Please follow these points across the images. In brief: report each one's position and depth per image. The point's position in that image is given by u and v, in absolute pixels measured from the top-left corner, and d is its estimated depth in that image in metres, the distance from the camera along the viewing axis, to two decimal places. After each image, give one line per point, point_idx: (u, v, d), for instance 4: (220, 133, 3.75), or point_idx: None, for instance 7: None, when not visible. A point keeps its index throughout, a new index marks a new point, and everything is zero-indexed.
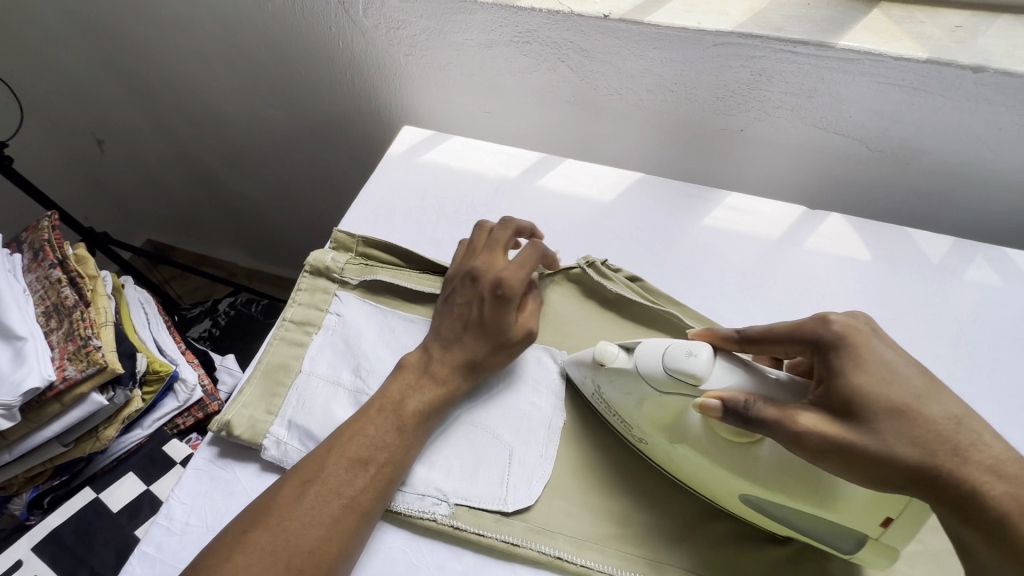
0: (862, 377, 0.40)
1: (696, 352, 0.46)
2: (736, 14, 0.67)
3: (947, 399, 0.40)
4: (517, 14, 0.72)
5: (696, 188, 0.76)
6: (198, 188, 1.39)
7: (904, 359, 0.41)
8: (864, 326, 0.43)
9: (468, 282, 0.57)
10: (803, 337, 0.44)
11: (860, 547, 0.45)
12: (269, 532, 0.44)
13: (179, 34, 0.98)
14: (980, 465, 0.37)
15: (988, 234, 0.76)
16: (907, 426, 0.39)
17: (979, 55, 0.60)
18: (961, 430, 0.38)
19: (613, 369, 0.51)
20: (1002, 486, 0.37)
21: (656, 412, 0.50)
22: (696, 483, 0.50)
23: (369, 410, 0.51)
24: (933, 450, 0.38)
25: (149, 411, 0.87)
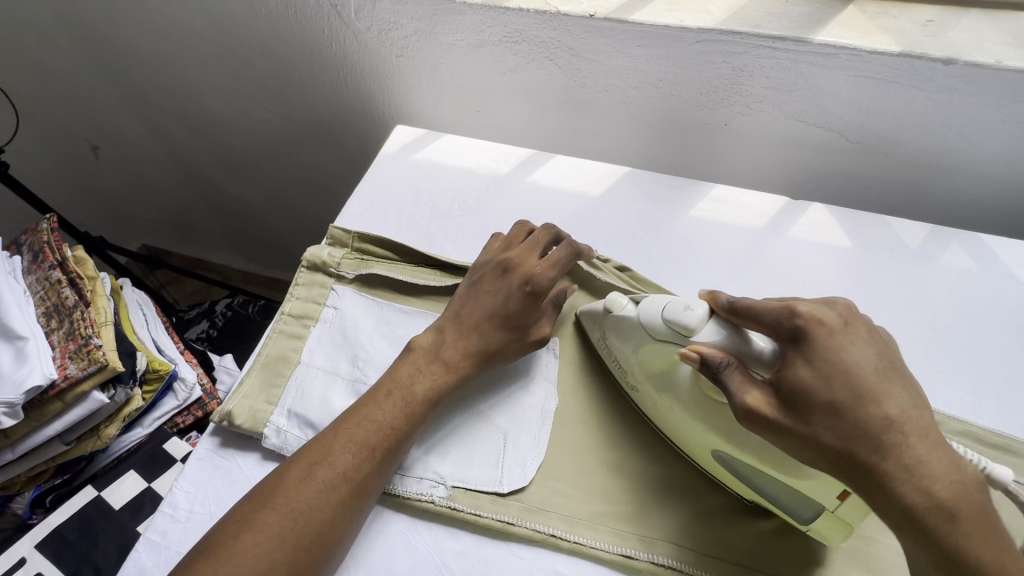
0: (808, 370, 0.42)
1: (693, 307, 0.49)
2: (717, 12, 0.69)
3: (892, 399, 0.40)
4: (505, 14, 0.74)
5: (682, 181, 0.78)
6: (193, 191, 1.40)
7: (862, 357, 0.42)
8: (832, 320, 0.43)
9: (501, 273, 0.59)
10: (772, 322, 0.45)
11: (817, 518, 0.47)
12: (274, 513, 0.45)
13: (173, 39, 1.00)
14: (898, 462, 0.39)
15: (963, 221, 0.79)
16: (843, 420, 0.40)
17: (950, 48, 0.63)
18: (896, 428, 0.39)
19: (617, 318, 0.56)
20: (919, 484, 0.38)
21: (652, 360, 0.53)
22: (677, 438, 0.53)
23: (379, 394, 0.53)
24: (864, 445, 0.40)
25: (149, 410, 0.88)
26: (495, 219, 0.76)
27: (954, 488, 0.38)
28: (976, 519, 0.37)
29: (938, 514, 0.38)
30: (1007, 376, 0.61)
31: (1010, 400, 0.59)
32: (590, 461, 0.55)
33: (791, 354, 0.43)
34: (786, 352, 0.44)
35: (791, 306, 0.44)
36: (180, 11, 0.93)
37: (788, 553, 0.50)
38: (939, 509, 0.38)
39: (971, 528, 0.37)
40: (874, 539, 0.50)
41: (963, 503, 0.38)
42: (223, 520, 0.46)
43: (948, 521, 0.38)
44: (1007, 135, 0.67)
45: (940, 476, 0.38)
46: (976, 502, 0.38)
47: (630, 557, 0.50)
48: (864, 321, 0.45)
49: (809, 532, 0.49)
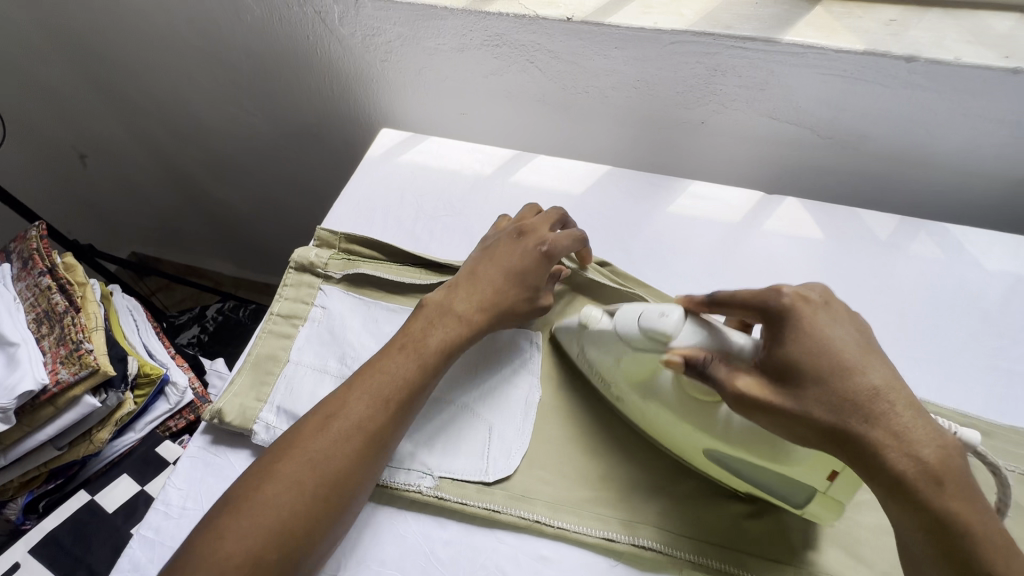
0: (796, 348, 0.44)
1: (667, 313, 0.51)
2: (690, 14, 0.71)
3: (875, 370, 0.44)
4: (486, 18, 0.76)
5: (660, 178, 0.81)
6: (182, 198, 1.41)
7: (844, 334, 0.45)
8: (814, 298, 0.47)
9: (517, 237, 0.62)
10: (759, 307, 0.47)
11: (811, 501, 0.49)
12: (292, 463, 0.48)
13: (160, 48, 1.01)
14: (889, 429, 0.42)
15: (932, 212, 0.82)
16: (833, 393, 0.43)
17: (911, 46, 0.65)
18: (880, 397, 0.42)
19: (596, 331, 0.57)
20: (907, 449, 0.41)
21: (632, 369, 0.54)
22: (666, 440, 0.54)
23: (392, 348, 0.55)
24: (854, 415, 0.42)
25: (141, 414, 0.89)
26: (480, 219, 0.77)
27: (937, 451, 0.41)
28: (957, 481, 0.40)
29: (925, 477, 0.40)
30: (971, 359, 0.63)
31: (974, 382, 0.62)
32: (573, 450, 0.57)
33: (778, 335, 0.46)
34: (772, 333, 0.46)
35: (778, 289, 0.47)
36: (166, 19, 0.95)
37: (763, 533, 0.52)
38: (929, 474, 0.40)
39: (956, 489, 0.40)
40: (845, 517, 0.52)
41: (945, 466, 0.41)
42: (243, 476, 0.49)
43: (933, 483, 0.40)
44: (969, 129, 0.70)
45: (923, 441, 0.41)
46: (957, 464, 0.41)
47: (612, 540, 0.52)
48: (841, 301, 0.48)
49: (806, 514, 0.51)
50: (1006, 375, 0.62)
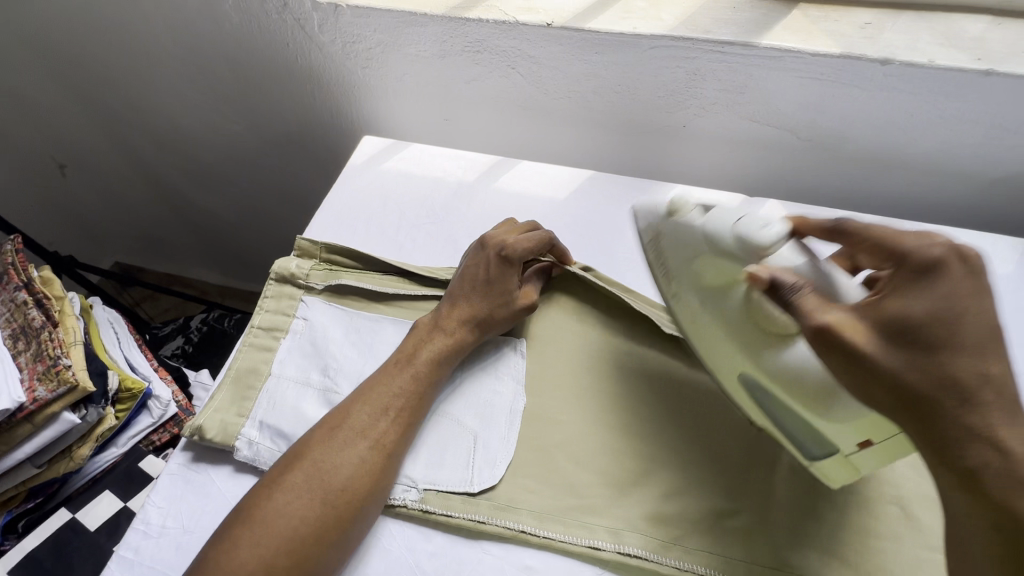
0: (919, 306, 0.41)
1: (771, 226, 0.50)
2: (668, 19, 0.72)
3: (997, 360, 0.39)
4: (466, 25, 0.76)
5: (643, 183, 0.81)
6: (165, 207, 1.39)
7: (976, 310, 0.40)
8: (973, 260, 0.42)
9: (478, 248, 0.64)
10: (900, 252, 0.44)
11: (827, 457, 0.49)
12: (305, 471, 0.49)
13: (139, 56, 0.99)
14: (979, 416, 0.38)
15: (910, 213, 0.83)
16: (935, 364, 0.40)
17: (886, 49, 0.66)
18: (987, 387, 0.39)
19: (681, 223, 0.55)
20: (991, 443, 0.38)
21: (706, 274, 0.53)
22: (705, 355, 0.55)
23: (388, 365, 0.57)
24: (950, 392, 0.39)
25: (123, 429, 0.88)
26: (464, 226, 0.77)
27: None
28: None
29: (1005, 475, 0.37)
30: None
31: None
32: (559, 458, 0.56)
33: (907, 286, 0.43)
34: (903, 284, 0.43)
35: (934, 237, 0.43)
36: (143, 27, 0.93)
37: (748, 538, 0.52)
38: (1007, 472, 0.37)
39: None
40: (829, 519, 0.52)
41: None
42: (255, 487, 0.51)
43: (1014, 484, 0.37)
44: (945, 130, 0.71)
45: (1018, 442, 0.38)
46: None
47: (598, 549, 0.52)
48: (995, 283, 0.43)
49: (812, 467, 0.52)
50: None
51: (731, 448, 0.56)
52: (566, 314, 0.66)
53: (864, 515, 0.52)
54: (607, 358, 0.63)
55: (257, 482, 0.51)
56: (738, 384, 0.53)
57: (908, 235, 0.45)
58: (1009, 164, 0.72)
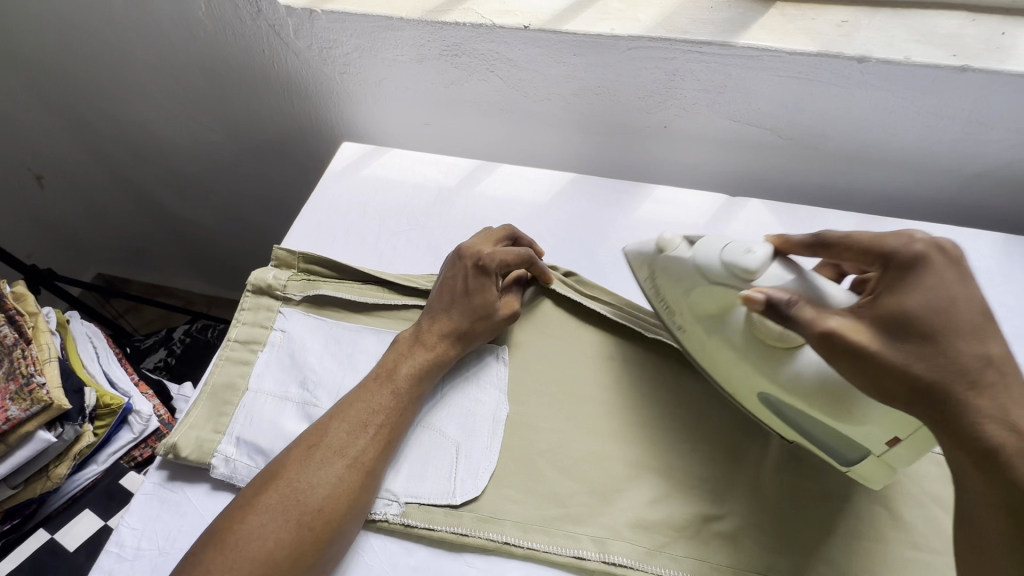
0: (917, 299, 0.42)
1: (754, 249, 0.49)
2: (646, 19, 0.71)
3: (991, 343, 0.41)
4: (443, 29, 0.75)
5: (625, 185, 0.80)
6: (146, 217, 1.37)
7: (968, 297, 0.42)
8: (950, 253, 0.44)
9: (455, 257, 0.63)
10: (885, 251, 0.45)
11: (863, 459, 0.49)
12: (283, 492, 0.48)
13: (111, 65, 0.98)
14: (991, 399, 0.39)
15: (890, 209, 0.83)
16: (941, 354, 0.41)
17: (862, 46, 0.66)
18: (989, 369, 0.40)
19: (671, 258, 0.56)
20: (1007, 422, 0.39)
21: (702, 303, 0.54)
22: (723, 378, 0.55)
23: (367, 380, 0.56)
24: (959, 379, 0.40)
25: (103, 446, 0.85)
26: (445, 232, 0.76)
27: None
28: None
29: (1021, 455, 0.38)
30: None
31: None
32: (543, 467, 0.56)
33: (901, 283, 0.43)
34: (893, 281, 0.44)
35: (913, 234, 0.44)
36: (114, 35, 0.92)
37: (735, 544, 0.51)
38: None
39: None
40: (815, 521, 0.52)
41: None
42: (227, 508, 0.49)
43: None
44: (923, 127, 0.71)
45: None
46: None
47: (582, 558, 0.51)
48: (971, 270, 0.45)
49: (851, 471, 0.51)
50: None
51: (715, 452, 0.56)
52: (549, 320, 0.66)
53: (849, 517, 0.52)
54: (589, 365, 0.62)
55: (232, 503, 0.49)
56: (760, 403, 0.52)
57: (887, 235, 0.46)
58: (989, 159, 0.73)
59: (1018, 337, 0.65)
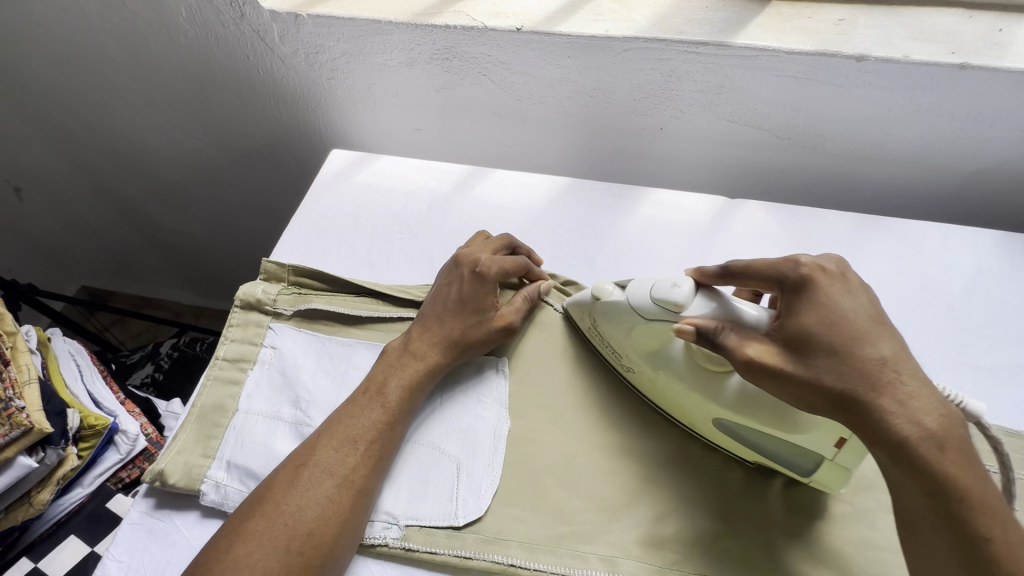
0: (812, 315, 0.44)
1: (679, 284, 0.51)
2: (641, 19, 0.70)
3: (884, 342, 0.43)
4: (433, 32, 0.73)
5: (622, 189, 0.79)
6: (131, 228, 1.34)
7: (856, 304, 0.45)
8: (832, 269, 0.47)
9: (451, 266, 0.61)
10: (780, 277, 0.48)
11: (818, 467, 0.49)
12: (270, 518, 0.46)
13: (89, 72, 0.94)
14: (894, 396, 0.41)
15: (888, 208, 0.83)
16: (842, 362, 0.42)
17: (860, 45, 0.65)
18: (888, 367, 0.42)
19: (606, 304, 0.57)
20: (911, 416, 0.40)
21: (644, 340, 0.54)
22: (676, 410, 0.55)
23: (356, 397, 0.54)
24: (862, 383, 0.41)
25: (89, 468, 0.82)
26: (439, 241, 0.74)
27: (942, 420, 0.40)
28: (962, 450, 0.39)
29: (927, 445, 0.39)
30: (937, 356, 0.63)
31: (944, 381, 0.61)
32: (548, 483, 0.54)
33: (796, 304, 0.46)
34: (790, 302, 0.46)
35: (796, 258, 0.48)
36: (92, 42, 0.88)
37: (748, 559, 0.49)
38: (932, 439, 0.40)
39: (960, 457, 0.39)
40: (829, 533, 0.50)
41: (950, 434, 0.40)
42: (213, 538, 0.46)
43: (936, 451, 0.39)
44: (922, 125, 0.70)
45: (929, 410, 0.40)
46: (962, 435, 0.40)
47: None
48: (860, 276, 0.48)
49: (812, 483, 0.51)
50: (973, 370, 0.62)
51: (724, 464, 0.54)
52: (548, 329, 0.64)
53: (861, 526, 0.50)
54: (591, 375, 0.61)
55: (216, 533, 0.47)
56: (716, 429, 0.53)
57: (777, 260, 0.49)
58: (989, 155, 0.72)
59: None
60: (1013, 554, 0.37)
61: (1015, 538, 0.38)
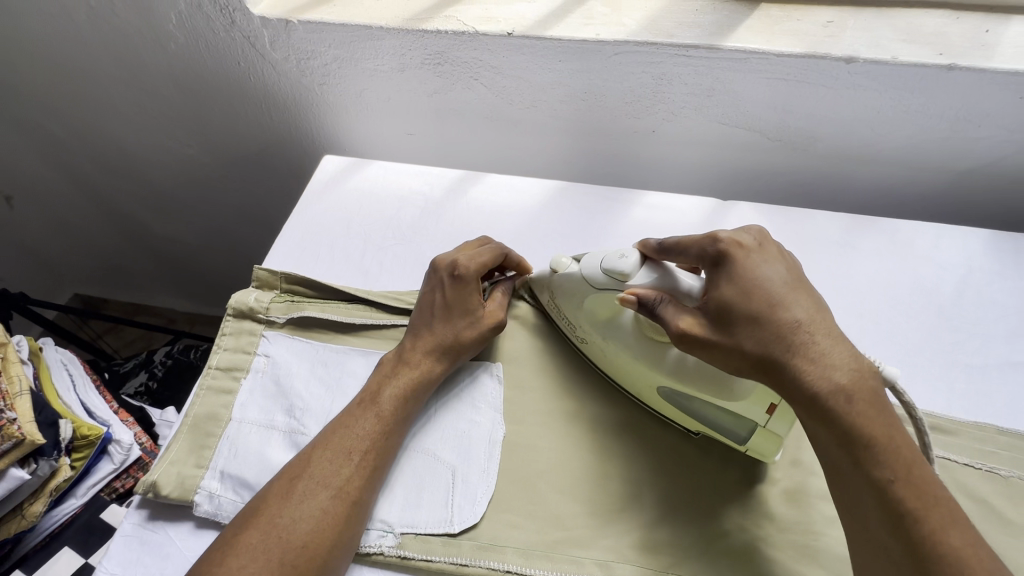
0: (731, 285, 0.47)
1: (627, 254, 0.53)
2: (631, 23, 0.70)
3: (799, 305, 0.46)
4: (424, 37, 0.73)
5: (616, 191, 0.79)
6: (123, 235, 1.33)
7: (774, 272, 0.47)
8: (749, 242, 0.49)
9: (430, 270, 0.61)
10: (704, 252, 0.50)
11: (752, 434, 0.51)
12: (263, 530, 0.46)
13: (77, 79, 0.93)
14: (808, 355, 0.44)
15: (879, 207, 0.83)
16: (760, 326, 0.45)
17: (849, 47, 0.65)
18: (803, 329, 0.45)
19: (562, 276, 0.59)
20: (822, 373, 0.43)
21: (597, 309, 0.57)
22: (625, 380, 0.57)
23: (352, 407, 0.54)
24: (778, 345, 0.44)
25: (81, 479, 0.80)
26: (432, 245, 0.74)
27: (852, 374, 0.43)
28: (871, 401, 0.42)
29: (837, 397, 0.42)
30: (928, 354, 0.64)
31: (936, 380, 0.62)
32: (543, 488, 0.54)
33: (716, 278, 0.48)
34: (711, 276, 0.49)
35: (716, 234, 0.49)
36: (80, 51, 0.88)
37: (745, 561, 0.49)
38: (841, 393, 0.42)
39: (869, 407, 0.42)
40: (824, 533, 0.50)
41: (858, 387, 0.43)
42: (207, 551, 0.46)
43: (844, 403, 0.42)
44: (911, 125, 0.71)
45: (840, 365, 0.43)
46: (870, 386, 0.43)
47: None
48: (778, 246, 0.50)
49: (749, 451, 0.53)
50: (965, 369, 0.62)
51: (719, 465, 0.54)
52: (542, 333, 0.64)
53: None
54: (585, 379, 0.61)
55: (207, 550, 0.46)
56: (659, 398, 0.55)
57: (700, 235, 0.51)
58: (978, 155, 0.72)
59: (1017, 334, 0.64)
60: (917, 495, 0.39)
61: (920, 481, 0.40)
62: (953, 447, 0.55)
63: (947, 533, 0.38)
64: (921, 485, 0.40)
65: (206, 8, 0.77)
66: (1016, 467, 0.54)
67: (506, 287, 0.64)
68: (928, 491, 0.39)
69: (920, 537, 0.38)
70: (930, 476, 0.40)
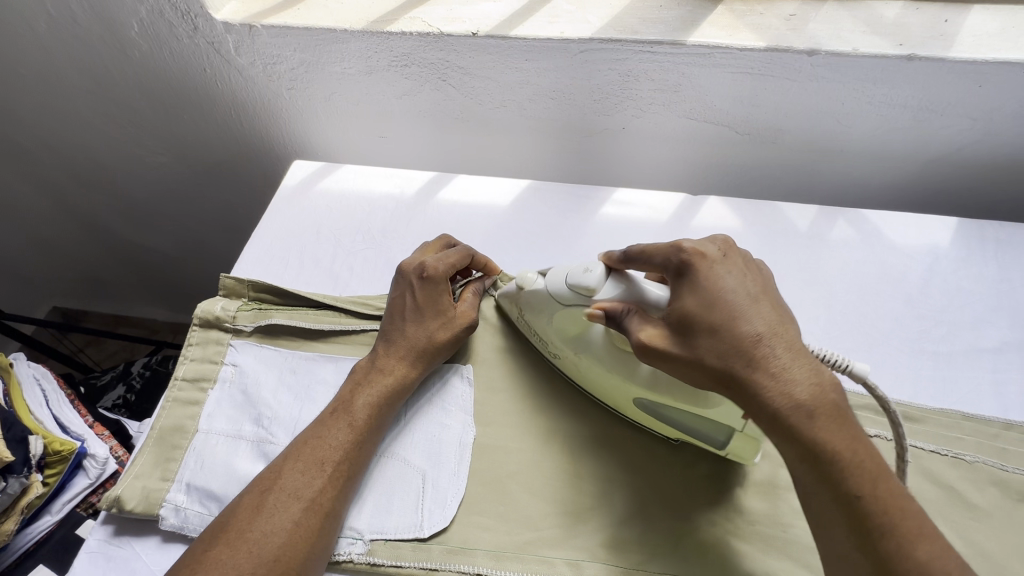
0: (693, 299, 0.46)
1: (591, 268, 0.54)
2: (596, 20, 0.69)
3: (760, 318, 0.45)
4: (389, 39, 0.72)
5: (586, 190, 0.79)
6: (99, 246, 1.31)
7: (736, 282, 0.46)
8: (711, 252, 0.48)
9: (397, 273, 0.60)
10: (669, 263, 0.49)
11: (730, 439, 0.51)
12: (232, 548, 0.45)
13: (42, 92, 0.91)
14: (768, 369, 0.43)
15: (847, 197, 0.84)
16: (721, 341, 0.44)
17: (812, 39, 0.65)
18: (763, 343, 0.44)
19: (529, 292, 0.58)
20: (783, 389, 0.42)
21: (566, 325, 0.56)
22: (600, 393, 0.57)
23: (325, 416, 0.53)
24: (740, 359, 0.43)
25: (56, 495, 0.78)
26: (402, 248, 0.74)
27: (812, 389, 0.42)
28: (832, 416, 0.41)
29: (799, 414, 0.42)
30: (895, 342, 0.64)
31: (901, 367, 0.62)
32: (513, 489, 0.54)
33: (679, 288, 0.47)
34: (675, 288, 0.48)
35: (677, 244, 0.48)
36: (39, 63, 0.85)
37: (714, 553, 0.50)
38: (801, 407, 0.42)
39: (830, 422, 0.41)
40: (791, 524, 0.51)
41: (821, 402, 0.42)
42: (175, 566, 0.45)
43: (807, 419, 0.41)
44: (876, 116, 0.71)
45: (802, 379, 0.42)
46: (832, 401, 0.42)
47: None
48: (741, 254, 0.49)
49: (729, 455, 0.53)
50: (932, 356, 0.63)
51: (688, 461, 0.54)
52: (512, 334, 0.64)
53: None
54: (556, 378, 0.61)
55: (175, 564, 0.45)
56: (639, 409, 0.54)
57: (663, 246, 0.50)
58: (941, 144, 0.73)
59: (982, 319, 0.65)
60: (881, 511, 0.39)
61: (883, 495, 0.40)
62: (917, 434, 0.56)
63: (916, 545, 0.38)
64: (885, 499, 0.39)
65: (169, 15, 0.75)
66: (981, 451, 0.54)
67: (478, 288, 0.64)
68: (890, 505, 0.39)
69: (887, 553, 0.38)
70: (895, 490, 0.40)
